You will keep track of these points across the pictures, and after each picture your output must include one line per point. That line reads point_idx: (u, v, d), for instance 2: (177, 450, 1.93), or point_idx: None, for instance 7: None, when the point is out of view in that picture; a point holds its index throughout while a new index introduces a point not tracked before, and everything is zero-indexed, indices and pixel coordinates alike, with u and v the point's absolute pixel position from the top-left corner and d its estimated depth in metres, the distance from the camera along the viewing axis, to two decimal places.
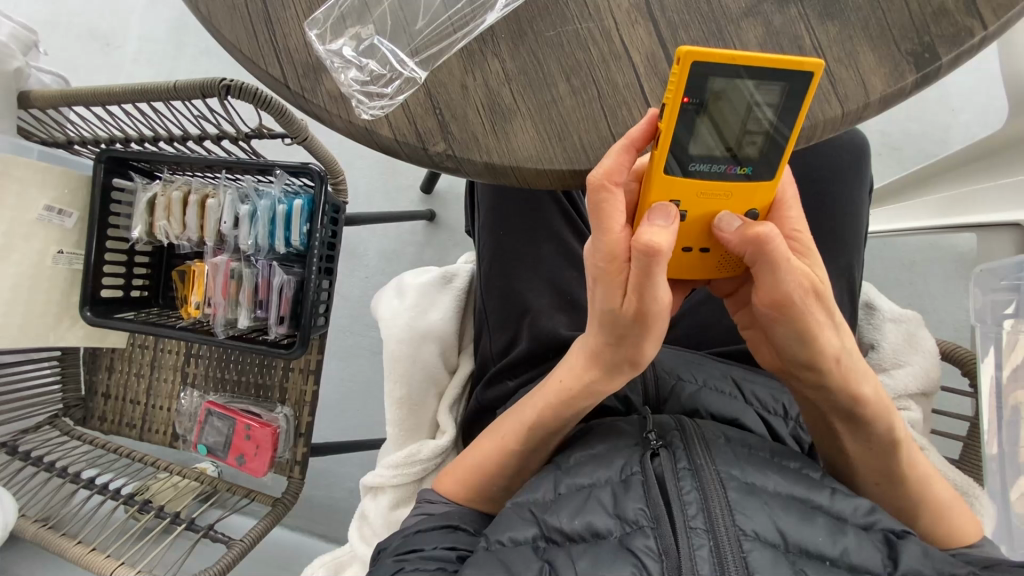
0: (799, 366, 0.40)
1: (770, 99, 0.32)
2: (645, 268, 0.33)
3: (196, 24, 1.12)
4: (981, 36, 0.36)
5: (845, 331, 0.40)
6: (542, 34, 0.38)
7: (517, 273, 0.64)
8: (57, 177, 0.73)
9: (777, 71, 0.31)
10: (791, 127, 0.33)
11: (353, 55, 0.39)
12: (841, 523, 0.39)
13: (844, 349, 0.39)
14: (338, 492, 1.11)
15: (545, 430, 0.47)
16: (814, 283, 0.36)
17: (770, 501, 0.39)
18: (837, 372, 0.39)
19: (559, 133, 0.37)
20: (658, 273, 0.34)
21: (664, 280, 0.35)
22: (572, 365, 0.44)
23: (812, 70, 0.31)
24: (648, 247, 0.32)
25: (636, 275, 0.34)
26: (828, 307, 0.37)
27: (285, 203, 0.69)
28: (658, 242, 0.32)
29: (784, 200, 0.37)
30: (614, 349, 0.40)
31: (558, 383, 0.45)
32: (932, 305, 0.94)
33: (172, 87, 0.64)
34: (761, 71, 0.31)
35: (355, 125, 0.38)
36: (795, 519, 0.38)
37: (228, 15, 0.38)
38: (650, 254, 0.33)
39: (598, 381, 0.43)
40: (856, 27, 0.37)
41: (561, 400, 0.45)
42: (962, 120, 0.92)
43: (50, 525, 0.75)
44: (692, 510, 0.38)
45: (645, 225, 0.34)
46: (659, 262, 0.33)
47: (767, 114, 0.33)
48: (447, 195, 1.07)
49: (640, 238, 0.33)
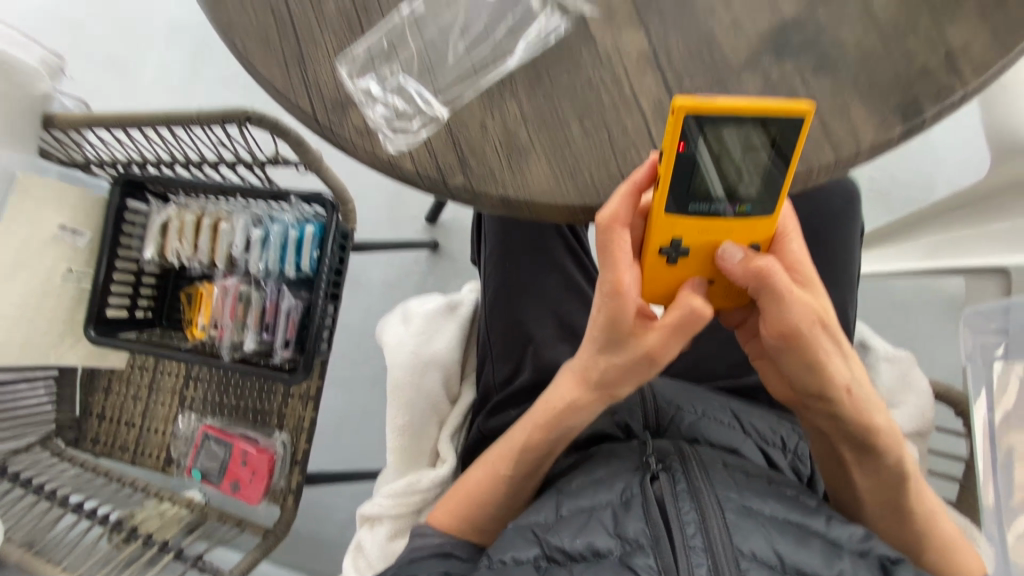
0: (809, 394, 0.42)
1: (764, 143, 0.34)
2: (679, 327, 0.38)
3: (216, 58, 1.17)
4: (962, 93, 0.39)
5: (853, 360, 0.42)
6: (557, 79, 0.41)
7: (522, 304, 0.65)
8: (74, 199, 0.76)
9: (768, 116, 0.32)
10: (788, 166, 0.34)
11: (380, 91, 0.41)
12: (837, 549, 0.39)
13: (853, 378, 0.41)
14: (329, 526, 1.09)
15: (534, 455, 0.48)
16: (821, 314, 0.38)
17: (767, 524, 0.40)
18: (846, 400, 0.41)
19: (571, 170, 0.40)
20: (688, 333, 0.39)
21: (683, 341, 0.40)
22: (562, 387, 0.46)
23: (802, 115, 0.32)
24: (693, 309, 0.38)
25: (669, 330, 0.39)
26: (834, 337, 0.40)
27: (296, 229, 0.71)
28: (702, 307, 0.38)
29: (785, 232, 0.38)
30: (603, 371, 0.43)
31: (546, 404, 0.47)
32: (926, 348, 0.95)
33: (194, 114, 0.66)
34: (753, 117, 0.32)
35: (379, 157, 0.40)
36: (792, 542, 0.39)
37: (263, 52, 0.41)
38: (694, 314, 0.38)
39: (585, 404, 0.45)
40: (846, 82, 0.40)
41: (548, 420, 0.46)
42: (947, 169, 0.97)
43: (36, 550, 0.74)
44: (691, 529, 0.39)
45: (687, 285, 0.39)
46: (699, 323, 0.38)
47: (762, 154, 0.34)
48: (451, 227, 1.10)
49: (685, 302, 0.38)
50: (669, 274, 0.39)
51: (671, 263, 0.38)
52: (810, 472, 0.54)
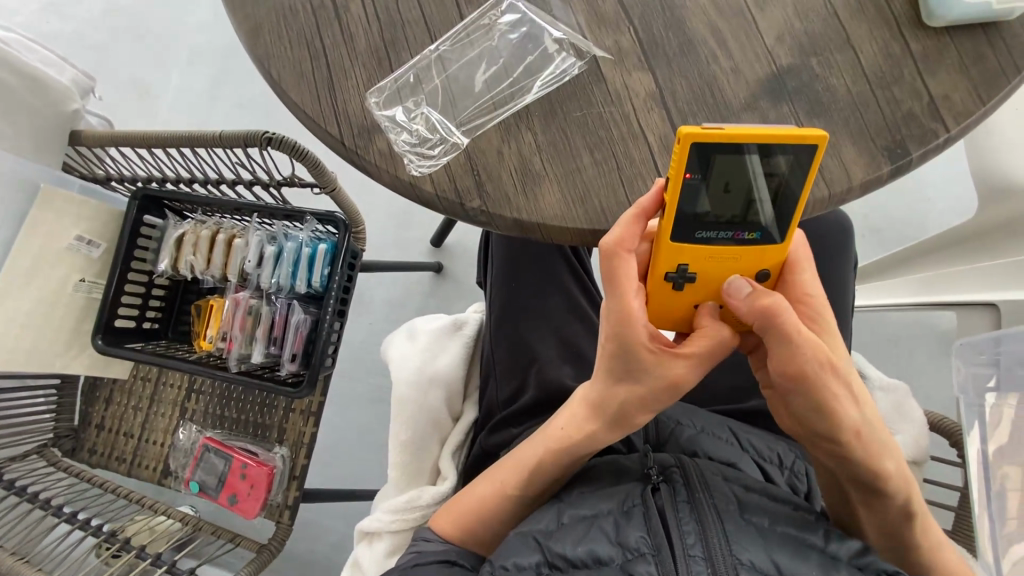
0: (817, 432, 0.42)
1: (773, 168, 0.35)
2: (706, 357, 0.41)
3: (234, 81, 1.21)
4: (945, 137, 0.42)
5: (864, 400, 0.42)
6: (570, 113, 0.43)
7: (527, 325, 0.67)
8: (92, 211, 0.78)
9: (779, 141, 0.34)
10: (799, 192, 0.36)
11: (404, 119, 0.44)
12: (835, 562, 0.40)
13: (862, 420, 0.42)
14: (320, 546, 1.07)
15: (545, 478, 0.49)
16: (831, 357, 0.39)
17: (766, 536, 0.41)
18: (853, 441, 0.42)
19: (582, 197, 0.42)
20: (712, 364, 0.42)
21: (704, 371, 0.42)
22: (577, 416, 0.47)
23: (815, 142, 0.34)
24: (714, 341, 0.41)
25: (692, 362, 0.41)
26: (845, 380, 0.41)
27: (310, 247, 0.73)
28: (729, 336, 0.41)
29: (799, 262, 0.40)
30: (619, 402, 0.44)
31: (558, 431, 0.48)
32: (919, 380, 0.97)
33: (218, 135, 0.69)
34: (762, 143, 0.34)
35: (401, 179, 0.43)
36: (788, 554, 0.40)
37: (297, 82, 0.44)
38: (718, 347, 0.41)
39: (602, 433, 0.46)
40: (838, 124, 0.43)
41: (561, 447, 0.48)
42: (937, 208, 1.00)
43: (27, 559, 0.71)
44: (690, 539, 0.40)
45: (703, 312, 0.42)
46: (725, 352, 0.42)
47: (771, 181, 0.36)
48: (456, 249, 1.13)
49: (706, 333, 0.41)
50: (674, 296, 0.42)
51: (676, 288, 0.41)
52: (807, 488, 0.55)
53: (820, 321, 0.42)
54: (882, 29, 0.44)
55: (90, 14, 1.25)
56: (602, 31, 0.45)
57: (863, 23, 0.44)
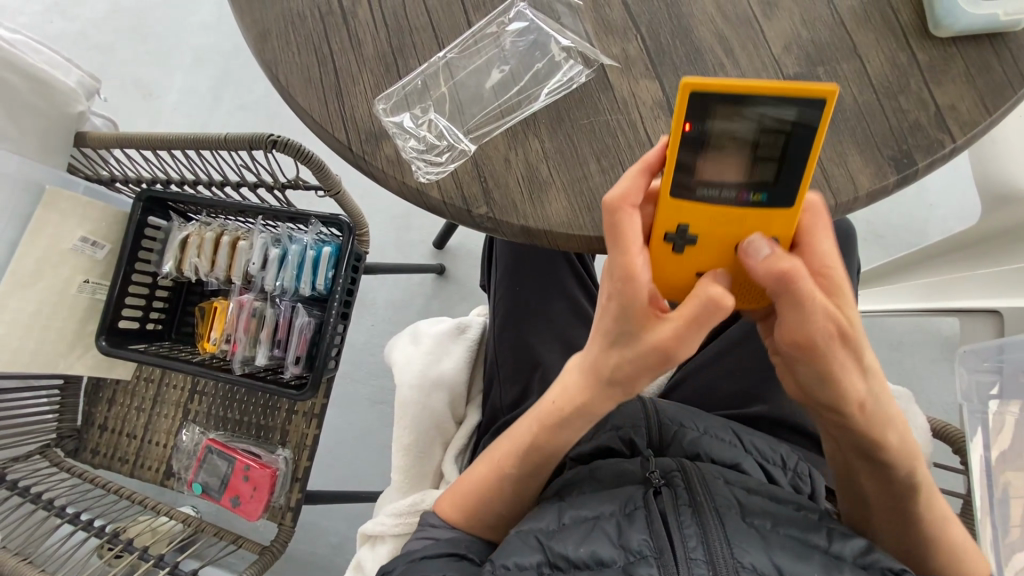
0: (823, 403, 0.41)
1: (781, 121, 0.34)
2: (697, 318, 0.35)
3: (238, 84, 1.22)
4: (951, 146, 0.42)
5: (875, 376, 0.40)
6: (577, 121, 0.44)
7: (530, 328, 0.67)
8: (97, 212, 0.78)
9: (786, 94, 0.32)
10: (809, 148, 0.34)
11: (411, 126, 0.45)
12: (838, 563, 0.40)
13: (869, 395, 0.40)
14: (321, 547, 1.08)
15: (538, 452, 0.48)
16: (845, 330, 0.37)
17: (768, 538, 0.41)
18: (858, 414, 0.41)
19: (588, 204, 0.42)
20: (706, 327, 0.36)
21: (702, 336, 0.36)
22: (569, 388, 0.44)
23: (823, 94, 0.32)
24: (710, 299, 0.35)
25: (687, 323, 0.36)
26: (858, 354, 0.38)
27: (314, 249, 0.74)
28: (721, 296, 0.35)
29: (812, 231, 0.38)
30: (615, 367, 0.40)
31: (549, 403, 0.46)
32: (920, 386, 0.97)
33: (223, 138, 0.69)
34: (768, 96, 0.33)
35: (408, 185, 0.43)
36: (791, 556, 0.40)
37: (304, 86, 0.45)
38: (711, 305, 0.35)
39: (595, 403, 0.43)
40: (845, 133, 0.43)
41: (552, 418, 0.46)
42: (939, 214, 1.00)
43: (29, 560, 0.71)
44: (692, 543, 0.40)
45: (708, 278, 0.37)
46: (717, 316, 0.35)
47: (780, 136, 0.35)
48: (458, 252, 1.13)
49: (700, 292, 0.35)
50: (675, 261, 0.40)
51: (677, 251, 0.39)
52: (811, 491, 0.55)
53: (841, 294, 0.37)
54: (888, 38, 0.44)
55: (94, 15, 1.26)
56: (609, 39, 0.45)
57: (869, 32, 0.44)
